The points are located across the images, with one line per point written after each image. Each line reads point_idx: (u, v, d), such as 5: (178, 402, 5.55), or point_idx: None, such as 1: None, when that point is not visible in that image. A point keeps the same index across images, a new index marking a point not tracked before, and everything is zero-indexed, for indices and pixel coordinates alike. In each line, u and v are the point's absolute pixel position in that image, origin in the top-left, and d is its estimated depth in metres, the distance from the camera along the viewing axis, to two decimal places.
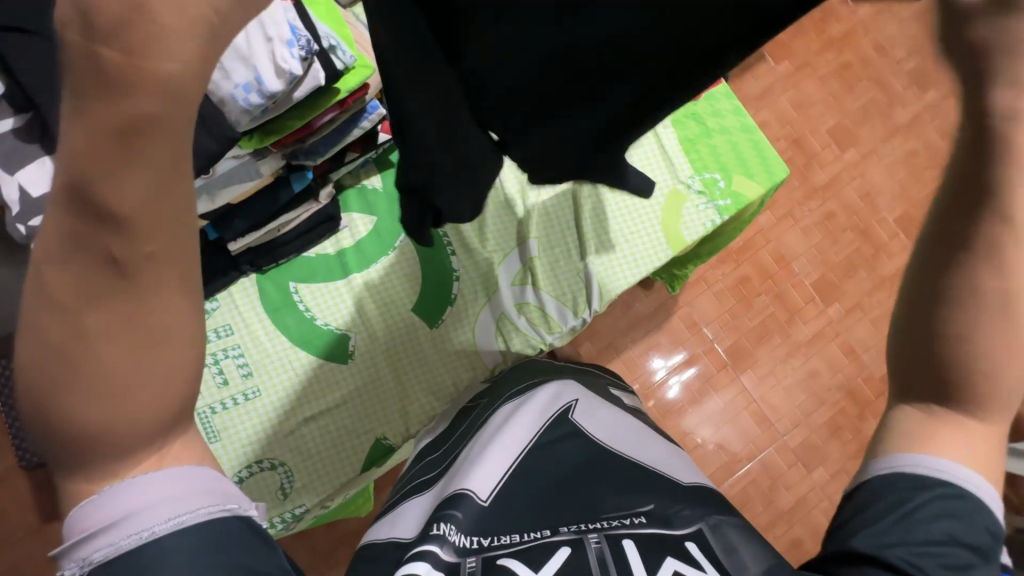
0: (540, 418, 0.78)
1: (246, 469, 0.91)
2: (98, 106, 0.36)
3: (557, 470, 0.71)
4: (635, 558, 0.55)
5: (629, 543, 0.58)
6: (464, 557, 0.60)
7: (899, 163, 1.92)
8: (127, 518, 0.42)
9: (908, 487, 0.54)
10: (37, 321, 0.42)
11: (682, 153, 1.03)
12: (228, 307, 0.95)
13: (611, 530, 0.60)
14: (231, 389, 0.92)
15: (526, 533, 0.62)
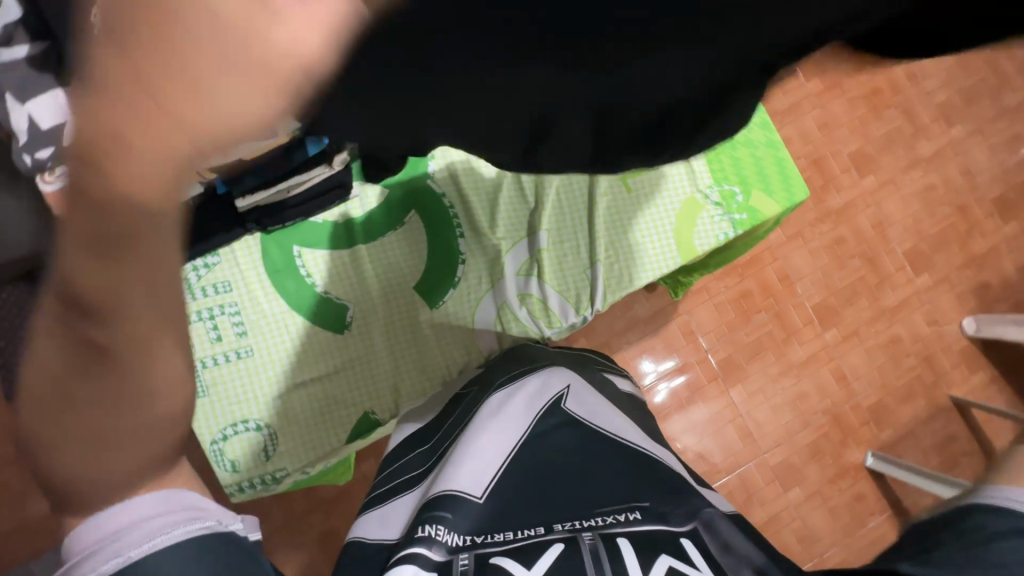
0: (530, 409, 0.79)
1: (231, 428, 0.91)
2: (84, 221, 0.37)
3: (549, 463, 0.72)
4: (629, 553, 0.56)
5: (624, 541, 0.58)
6: (455, 555, 0.59)
7: (915, 195, 1.91)
8: (111, 543, 0.47)
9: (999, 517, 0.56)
10: (34, 393, 0.46)
11: (704, 161, 1.01)
12: (229, 264, 0.94)
13: (606, 529, 0.60)
14: (224, 346, 0.92)
15: (520, 530, 0.62)
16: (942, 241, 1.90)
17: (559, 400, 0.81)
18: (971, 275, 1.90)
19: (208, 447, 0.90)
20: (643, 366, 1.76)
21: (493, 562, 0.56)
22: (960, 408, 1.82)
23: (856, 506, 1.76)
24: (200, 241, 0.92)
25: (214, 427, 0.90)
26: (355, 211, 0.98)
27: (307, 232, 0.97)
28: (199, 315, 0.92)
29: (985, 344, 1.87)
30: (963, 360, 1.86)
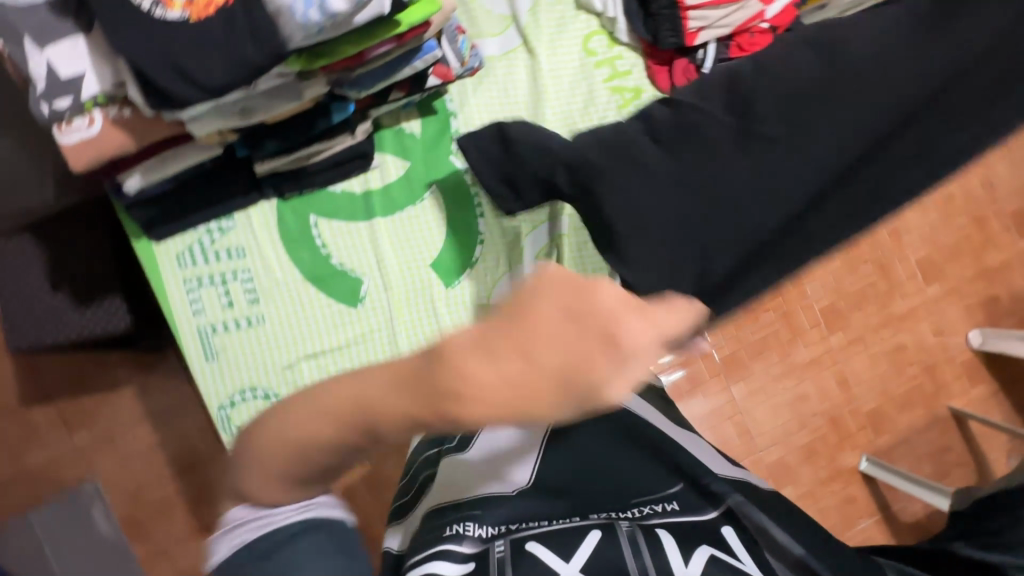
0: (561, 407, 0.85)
1: (239, 395, 0.91)
2: (444, 380, 0.41)
3: (578, 458, 0.78)
4: (668, 541, 0.65)
5: (663, 531, 0.67)
6: (493, 543, 0.67)
7: (934, 204, 1.89)
8: (261, 518, 0.54)
9: None
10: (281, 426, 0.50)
11: None
12: (243, 229, 0.92)
13: (644, 521, 0.69)
14: (235, 312, 0.91)
15: (561, 517, 0.71)
16: (956, 252, 1.89)
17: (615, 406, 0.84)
18: (982, 289, 1.89)
19: (217, 412, 0.90)
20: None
21: (529, 548, 0.64)
22: (958, 419, 1.83)
23: (847, 508, 1.77)
24: (212, 204, 0.89)
25: (223, 392, 0.90)
26: (374, 182, 0.96)
27: (324, 201, 0.94)
28: (211, 280, 0.91)
29: (989, 358, 1.87)
30: (966, 372, 1.86)
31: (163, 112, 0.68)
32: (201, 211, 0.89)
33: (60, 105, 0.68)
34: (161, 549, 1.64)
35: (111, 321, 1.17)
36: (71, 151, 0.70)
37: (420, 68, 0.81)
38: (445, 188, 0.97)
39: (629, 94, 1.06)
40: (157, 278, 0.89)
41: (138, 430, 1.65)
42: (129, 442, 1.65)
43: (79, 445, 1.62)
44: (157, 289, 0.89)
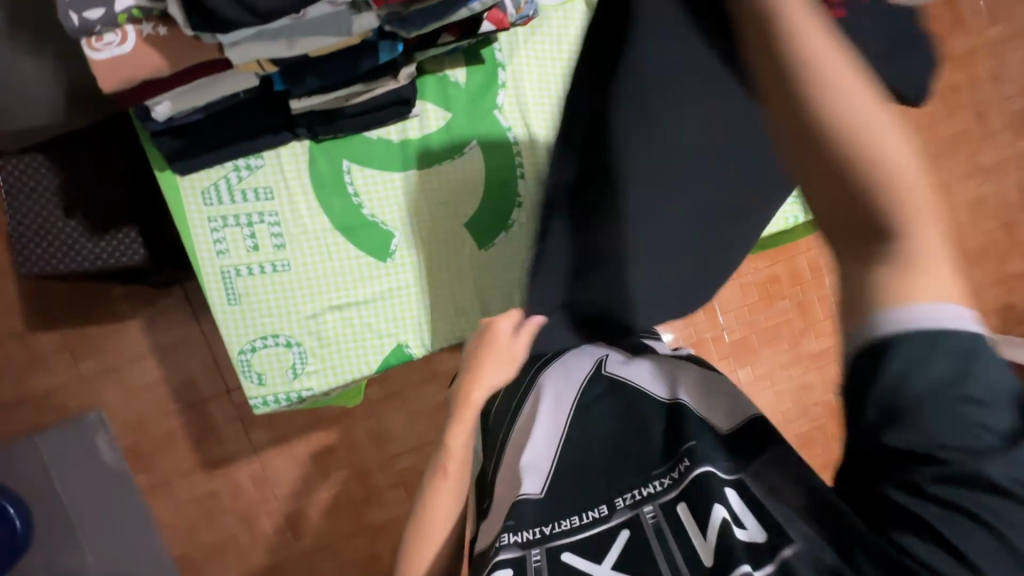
0: (575, 389, 0.85)
1: (260, 341, 0.89)
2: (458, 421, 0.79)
3: (590, 440, 0.80)
4: (688, 519, 0.65)
5: (682, 506, 0.67)
6: (528, 550, 0.69)
7: (965, 205, 1.85)
8: None
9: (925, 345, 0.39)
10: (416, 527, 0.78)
11: None
12: (273, 169, 0.88)
13: (661, 498, 0.69)
14: (260, 256, 0.88)
15: (584, 513, 0.72)
16: (980, 256, 1.86)
17: (599, 367, 0.86)
18: (1000, 295, 1.88)
19: (237, 357, 0.89)
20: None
21: (565, 559, 0.67)
22: None
23: None
24: (239, 142, 0.84)
25: (244, 337, 0.88)
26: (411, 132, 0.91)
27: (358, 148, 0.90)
28: (237, 220, 0.87)
29: None
30: None
31: (203, 33, 0.63)
32: (229, 147, 0.84)
33: (91, 16, 0.63)
34: (164, 480, 1.67)
35: (128, 252, 1.13)
36: (99, 68, 0.65)
37: (477, 11, 0.73)
38: (485, 146, 0.93)
39: None
40: (181, 215, 0.86)
41: (144, 363, 1.65)
42: (135, 375, 1.64)
43: (84, 373, 1.62)
44: (181, 227, 0.86)
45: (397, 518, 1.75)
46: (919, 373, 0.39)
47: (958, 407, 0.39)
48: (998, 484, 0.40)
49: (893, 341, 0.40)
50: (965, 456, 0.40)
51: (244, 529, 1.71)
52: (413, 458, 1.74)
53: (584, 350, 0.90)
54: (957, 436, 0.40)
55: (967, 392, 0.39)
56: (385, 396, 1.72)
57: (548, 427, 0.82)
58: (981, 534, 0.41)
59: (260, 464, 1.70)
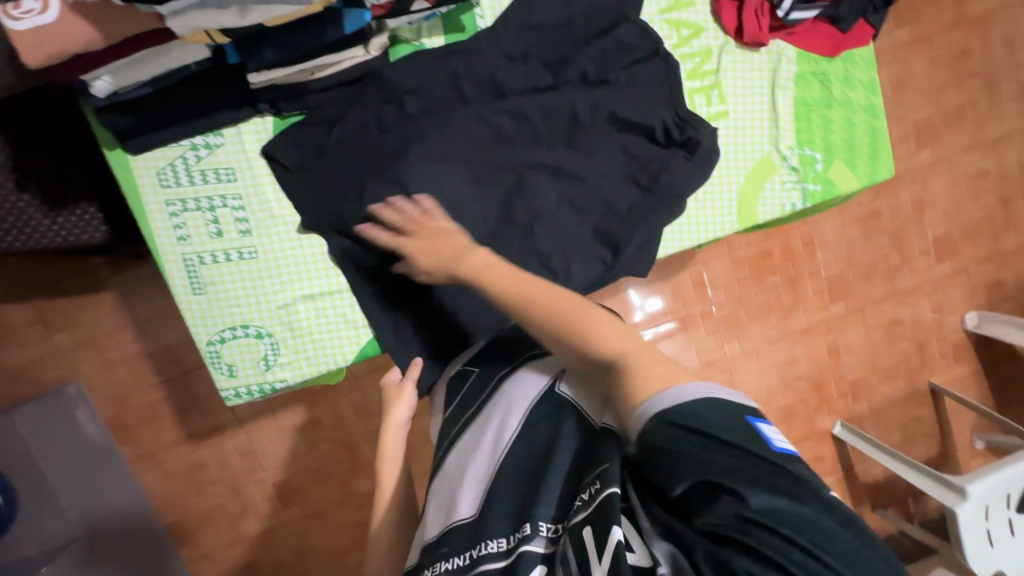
0: (521, 408, 0.71)
1: (229, 332, 0.85)
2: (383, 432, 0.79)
3: (529, 461, 0.67)
4: (590, 542, 0.54)
5: (588, 530, 0.55)
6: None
7: (965, 178, 1.80)
8: None
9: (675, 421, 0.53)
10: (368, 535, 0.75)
11: (791, 118, 0.96)
12: (234, 147, 0.81)
13: (573, 519, 0.58)
14: (225, 243, 0.83)
15: (511, 536, 0.61)
16: (975, 231, 1.84)
17: (553, 384, 0.72)
18: (991, 271, 1.86)
19: (205, 349, 0.85)
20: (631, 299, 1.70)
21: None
22: (935, 395, 1.87)
23: (821, 465, 1.83)
24: (192, 119, 0.77)
25: (211, 328, 0.84)
26: (386, 122, 0.82)
27: (334, 134, 0.81)
28: (197, 204, 0.81)
29: (979, 341, 1.90)
30: (954, 351, 1.89)
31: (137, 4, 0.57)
32: (185, 127, 0.77)
33: None
34: (149, 452, 1.66)
35: (88, 230, 1.08)
36: (22, 41, 0.58)
37: None
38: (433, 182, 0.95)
39: (688, 30, 0.92)
40: (135, 198, 0.79)
41: (120, 336, 1.60)
42: (112, 348, 1.60)
43: (59, 346, 1.57)
44: (136, 211, 0.80)
45: None
46: (687, 430, 0.52)
47: (713, 453, 0.50)
48: (771, 502, 0.47)
49: (650, 425, 0.54)
50: (737, 480, 0.49)
51: (232, 498, 1.72)
52: None
53: (546, 361, 0.76)
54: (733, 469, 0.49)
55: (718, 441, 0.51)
56: (369, 370, 1.70)
57: (481, 450, 0.71)
58: (774, 546, 0.46)
59: (245, 436, 1.69)
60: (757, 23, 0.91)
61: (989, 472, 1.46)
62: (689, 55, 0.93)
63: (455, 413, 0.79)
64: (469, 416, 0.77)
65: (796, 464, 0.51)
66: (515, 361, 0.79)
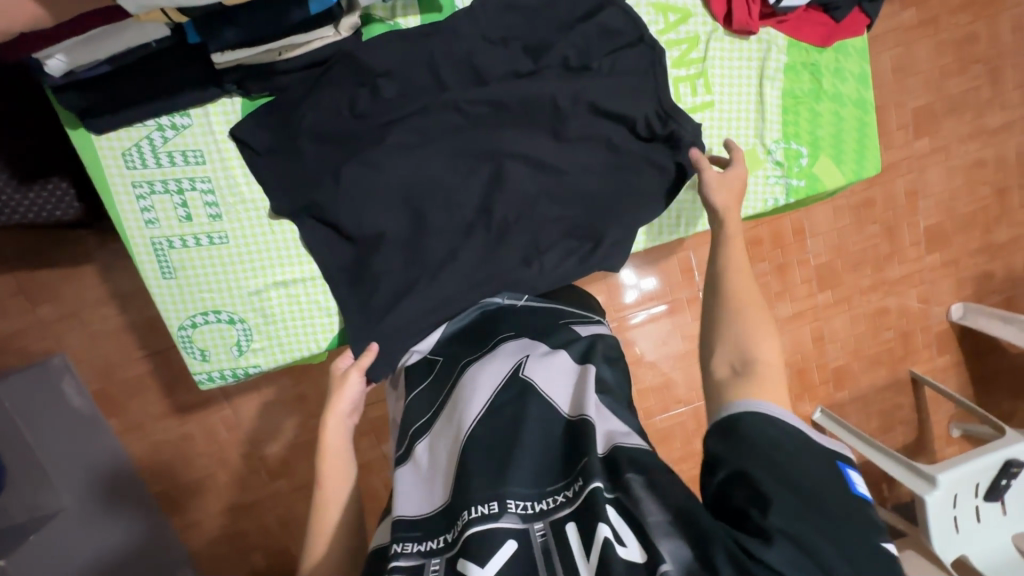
0: (486, 394, 0.71)
1: (201, 316, 0.85)
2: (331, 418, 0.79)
3: (490, 442, 0.66)
4: (575, 538, 0.57)
5: (571, 525, 0.58)
6: (428, 559, 0.61)
7: (962, 169, 1.77)
8: None
9: (770, 427, 0.62)
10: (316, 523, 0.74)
11: (778, 111, 0.98)
12: (202, 130, 0.81)
13: (552, 513, 0.60)
14: (195, 227, 0.83)
15: (476, 507, 0.60)
16: (968, 223, 1.82)
17: (516, 369, 0.72)
18: (980, 263, 1.86)
19: (177, 333, 0.85)
20: (625, 278, 1.74)
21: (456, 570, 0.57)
22: (916, 384, 1.90)
23: None
24: (159, 99, 0.77)
25: (183, 313, 0.84)
26: (360, 106, 0.80)
27: (307, 118, 0.79)
28: (165, 186, 0.82)
29: (964, 332, 1.91)
30: (937, 341, 1.90)
31: None
32: (152, 107, 0.77)
33: None
34: (137, 424, 1.68)
35: (61, 206, 1.07)
36: None
37: None
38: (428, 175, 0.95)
39: (675, 15, 0.93)
40: (101, 179, 0.80)
41: (104, 309, 1.60)
42: (96, 321, 1.60)
43: (42, 318, 1.57)
44: (102, 192, 0.80)
45: (368, 463, 1.79)
46: (764, 431, 0.62)
47: (772, 457, 0.59)
48: (818, 523, 0.54)
49: (737, 414, 0.64)
50: (782, 483, 0.57)
51: (219, 470, 1.75)
52: (383, 408, 1.76)
53: (507, 346, 0.77)
54: (783, 474, 0.58)
55: (782, 452, 0.60)
56: None
57: (450, 435, 0.71)
58: (802, 553, 0.53)
59: (232, 411, 1.71)
60: (747, 10, 0.92)
61: (960, 463, 1.49)
62: (675, 42, 0.94)
63: (420, 404, 0.78)
64: (438, 408, 0.76)
65: (865, 511, 0.57)
66: (481, 346, 0.79)
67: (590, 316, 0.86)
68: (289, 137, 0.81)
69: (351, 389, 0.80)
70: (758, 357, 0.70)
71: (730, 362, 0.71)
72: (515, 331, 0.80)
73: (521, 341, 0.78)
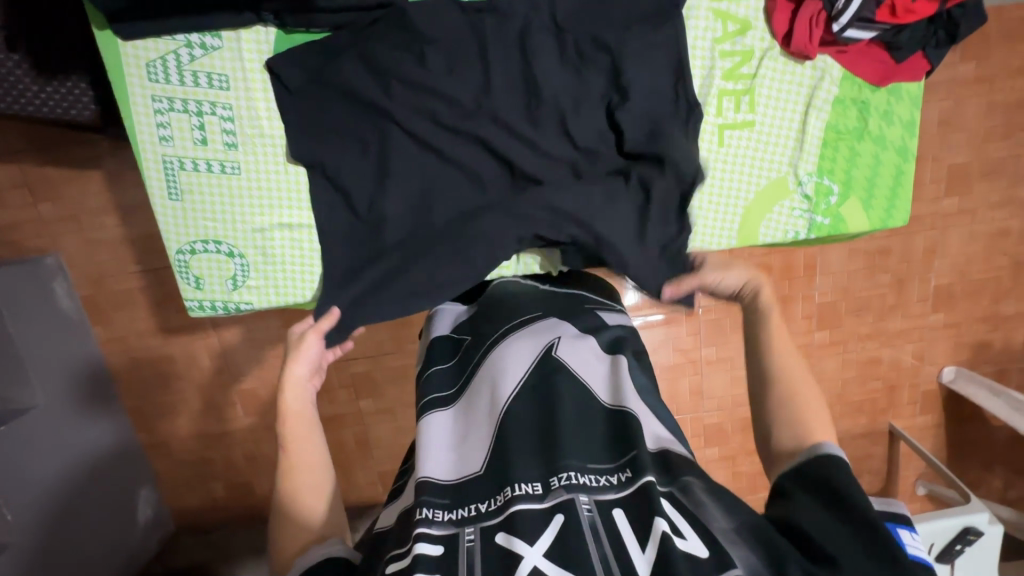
0: (517, 372, 0.72)
1: (199, 244, 0.89)
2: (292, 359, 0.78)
3: (528, 424, 0.68)
4: (626, 526, 0.58)
5: (619, 512, 0.59)
6: (462, 527, 0.60)
7: (984, 234, 1.75)
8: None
9: (845, 467, 0.66)
10: (289, 453, 0.75)
11: (818, 142, 0.95)
12: (231, 54, 0.83)
13: (600, 494, 0.61)
14: (209, 152, 0.86)
15: (520, 485, 0.61)
16: (978, 289, 1.81)
17: (548, 349, 0.75)
18: (981, 331, 1.85)
19: (174, 257, 0.89)
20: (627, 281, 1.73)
21: (497, 541, 0.57)
22: (893, 437, 1.90)
23: (757, 479, 1.93)
24: (193, 14, 0.79)
25: (183, 238, 0.88)
26: (394, 63, 0.82)
27: (342, 68, 0.83)
28: (184, 106, 0.84)
29: (950, 396, 1.91)
30: (923, 400, 1.90)
31: None
32: (185, 21, 0.80)
33: None
34: (119, 336, 1.70)
35: (76, 105, 1.04)
36: None
37: None
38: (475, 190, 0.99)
39: (734, 26, 0.91)
40: (121, 86, 0.82)
41: (105, 218, 1.58)
42: (96, 228, 1.59)
43: (42, 216, 1.57)
44: (122, 102, 0.83)
45: (342, 416, 1.81)
46: (839, 468, 0.66)
47: (846, 491, 0.63)
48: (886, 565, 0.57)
49: (817, 450, 0.69)
50: (853, 520, 0.61)
51: (197, 396, 1.76)
52: (365, 365, 1.76)
53: (538, 326, 0.79)
54: (854, 510, 0.61)
55: (853, 490, 0.63)
56: None
57: (479, 410, 0.72)
58: None
59: (218, 341, 1.71)
60: (809, 34, 0.89)
61: (919, 521, 1.52)
62: (729, 53, 0.92)
63: (441, 377, 0.79)
64: (463, 385, 0.77)
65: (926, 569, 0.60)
66: (509, 322, 0.81)
67: (610, 304, 0.90)
68: (320, 83, 0.84)
69: (310, 338, 0.80)
70: (806, 407, 0.74)
71: (792, 445, 0.72)
72: (544, 313, 0.83)
73: (551, 321, 0.80)
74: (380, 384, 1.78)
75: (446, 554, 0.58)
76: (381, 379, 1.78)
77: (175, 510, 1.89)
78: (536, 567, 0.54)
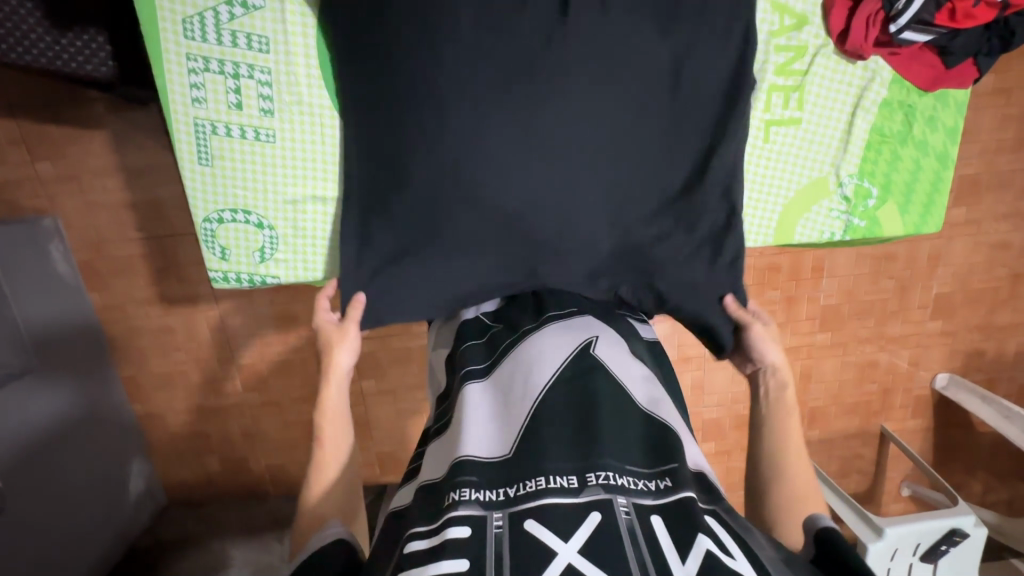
0: (550, 366, 0.75)
1: (225, 213, 0.93)
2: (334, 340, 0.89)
3: (561, 412, 0.70)
4: (663, 532, 0.58)
5: (656, 518, 0.60)
6: (490, 510, 0.61)
7: (987, 245, 1.78)
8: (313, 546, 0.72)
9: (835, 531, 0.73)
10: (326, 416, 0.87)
11: (862, 146, 1.00)
12: (273, 15, 0.87)
13: (638, 499, 0.62)
14: (244, 117, 0.90)
15: (565, 477, 0.62)
16: (977, 298, 1.84)
17: (587, 346, 0.78)
18: (976, 339, 1.89)
19: (201, 226, 0.93)
20: None
21: (527, 530, 0.58)
22: (883, 438, 1.95)
23: None
24: None
25: (211, 207, 0.92)
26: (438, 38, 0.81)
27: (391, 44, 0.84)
28: (221, 68, 0.88)
29: (942, 402, 1.95)
30: (914, 404, 1.95)
31: None
32: None
33: None
34: (117, 303, 1.65)
35: (93, 60, 0.99)
36: None
37: None
38: None
39: (791, 20, 0.94)
40: (158, 45, 0.86)
41: (106, 180, 1.52)
42: (97, 191, 1.53)
43: (41, 175, 1.50)
44: (156, 62, 0.86)
45: None
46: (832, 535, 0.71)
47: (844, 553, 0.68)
48: None
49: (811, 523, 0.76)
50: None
51: (194, 367, 1.73)
52: (370, 346, 1.74)
53: (574, 323, 0.82)
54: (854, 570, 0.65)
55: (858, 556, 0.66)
56: None
57: (512, 393, 0.74)
58: None
59: (219, 314, 1.67)
60: (864, 33, 0.92)
61: (908, 521, 1.56)
62: (784, 48, 0.95)
63: (472, 355, 0.82)
64: (494, 363, 0.80)
65: None
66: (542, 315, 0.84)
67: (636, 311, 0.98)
68: (383, 75, 0.85)
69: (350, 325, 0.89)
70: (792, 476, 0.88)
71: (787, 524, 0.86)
72: (578, 310, 0.87)
73: (587, 321, 0.84)
74: (385, 366, 1.76)
75: (474, 536, 0.58)
76: (386, 360, 1.76)
77: (167, 481, 1.86)
78: (570, 564, 0.54)
